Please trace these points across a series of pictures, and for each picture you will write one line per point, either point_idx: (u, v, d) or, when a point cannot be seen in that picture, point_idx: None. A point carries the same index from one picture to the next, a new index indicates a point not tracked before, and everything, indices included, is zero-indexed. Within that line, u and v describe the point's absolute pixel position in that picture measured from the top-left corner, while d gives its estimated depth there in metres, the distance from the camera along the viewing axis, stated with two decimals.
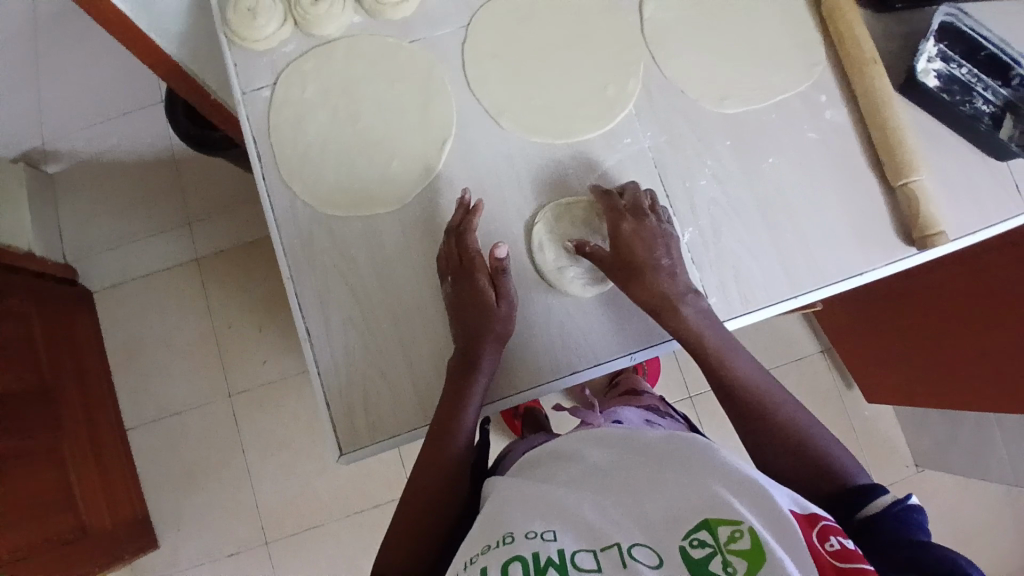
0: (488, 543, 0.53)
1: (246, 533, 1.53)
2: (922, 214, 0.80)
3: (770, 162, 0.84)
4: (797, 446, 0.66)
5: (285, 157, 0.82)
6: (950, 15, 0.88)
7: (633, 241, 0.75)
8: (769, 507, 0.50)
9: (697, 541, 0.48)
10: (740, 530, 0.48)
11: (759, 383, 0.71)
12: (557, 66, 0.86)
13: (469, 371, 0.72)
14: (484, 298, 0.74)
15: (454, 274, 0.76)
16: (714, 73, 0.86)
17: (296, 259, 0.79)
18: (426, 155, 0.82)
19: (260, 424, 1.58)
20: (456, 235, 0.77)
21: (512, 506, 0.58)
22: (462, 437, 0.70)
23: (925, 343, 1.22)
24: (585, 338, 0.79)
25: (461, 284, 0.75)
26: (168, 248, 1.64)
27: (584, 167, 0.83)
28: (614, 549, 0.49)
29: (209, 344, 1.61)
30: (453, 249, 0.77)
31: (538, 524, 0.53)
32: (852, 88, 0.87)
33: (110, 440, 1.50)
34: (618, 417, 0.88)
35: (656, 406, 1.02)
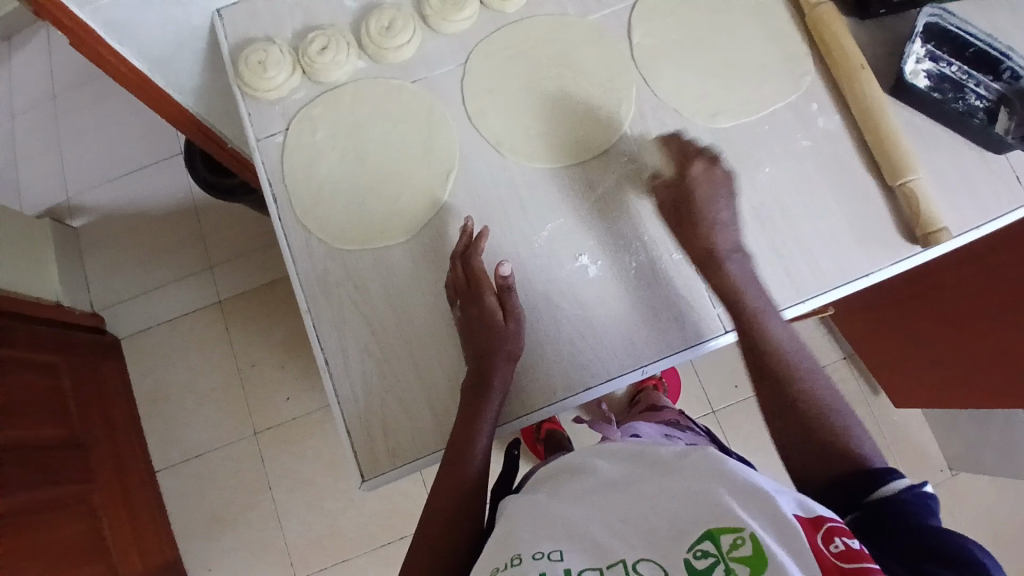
0: (496, 565, 0.54)
1: (275, 570, 1.55)
2: (923, 211, 0.81)
3: (766, 172, 0.86)
4: (824, 426, 0.67)
5: (299, 197, 0.86)
6: (933, 16, 0.90)
7: (698, 183, 0.79)
8: (772, 513, 0.51)
9: (700, 552, 0.49)
10: (742, 536, 0.48)
11: (797, 358, 0.72)
12: (553, 95, 0.89)
13: (482, 390, 0.74)
14: (492, 316, 0.77)
15: (462, 294, 0.79)
16: (704, 90, 0.89)
17: (312, 293, 0.83)
18: (431, 187, 0.85)
19: (285, 461, 1.60)
20: (462, 259, 0.80)
21: (522, 523, 0.59)
22: (478, 456, 0.72)
23: (943, 341, 1.21)
24: (596, 353, 0.80)
25: (470, 304, 0.78)
26: (190, 293, 1.69)
27: (584, 189, 0.86)
28: (619, 567, 0.51)
29: (233, 384, 1.65)
30: (460, 271, 0.80)
31: (546, 543, 0.54)
32: (843, 96, 0.89)
33: (139, 483, 1.54)
34: (636, 431, 0.89)
35: (676, 419, 1.01)
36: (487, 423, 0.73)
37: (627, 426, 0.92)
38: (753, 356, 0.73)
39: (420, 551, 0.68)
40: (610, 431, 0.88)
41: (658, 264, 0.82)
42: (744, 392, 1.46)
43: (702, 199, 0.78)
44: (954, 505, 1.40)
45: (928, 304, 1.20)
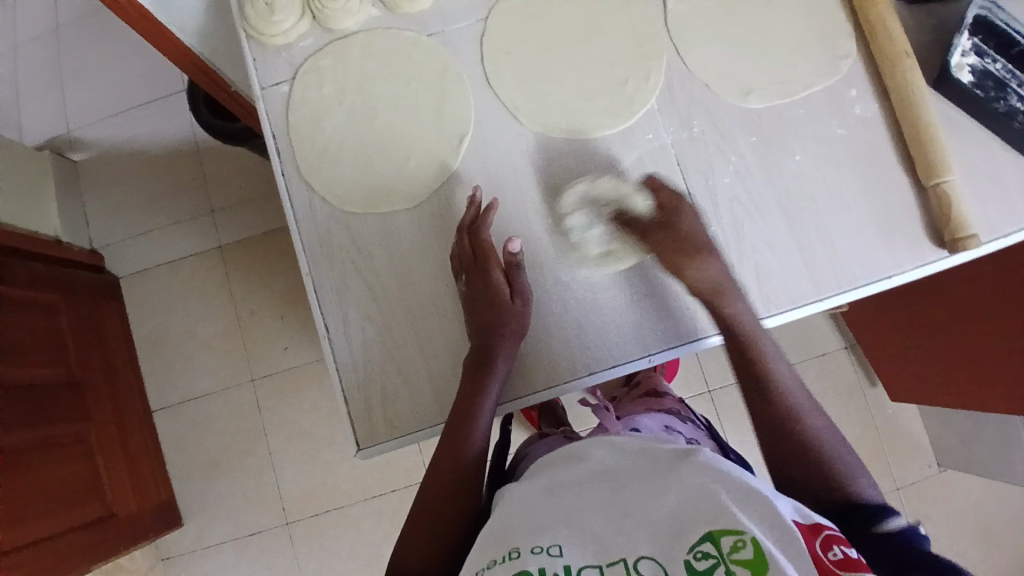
0: (493, 558, 0.53)
1: (267, 514, 1.57)
2: (954, 214, 0.77)
3: (795, 159, 0.82)
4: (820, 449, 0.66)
5: (303, 153, 0.82)
6: (983, 8, 0.85)
7: (684, 215, 0.79)
8: (772, 517, 0.50)
9: (701, 554, 0.47)
10: (744, 539, 0.47)
11: (789, 387, 0.71)
12: (576, 60, 0.84)
13: (483, 367, 0.72)
14: (497, 292, 0.74)
15: (468, 269, 0.76)
16: (737, 66, 0.84)
17: (313, 254, 0.80)
18: (443, 152, 0.82)
19: (281, 409, 1.61)
20: (470, 234, 0.77)
21: (519, 515, 0.58)
22: (478, 432, 0.71)
23: (953, 339, 1.19)
24: (603, 338, 0.78)
25: (477, 279, 0.75)
26: (190, 238, 1.66)
27: (601, 163, 0.82)
28: (620, 565, 0.49)
29: (230, 331, 1.64)
30: (467, 245, 0.77)
31: (544, 537, 0.53)
32: (882, 83, 0.84)
33: (135, 423, 1.55)
34: (636, 426, 0.87)
35: (677, 409, 1.00)
36: (488, 401, 0.72)
37: (628, 419, 0.89)
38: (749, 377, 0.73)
39: (415, 527, 0.67)
40: (610, 424, 0.85)
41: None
42: None
43: (697, 235, 0.78)
44: (940, 497, 1.42)
45: (945, 301, 1.18)
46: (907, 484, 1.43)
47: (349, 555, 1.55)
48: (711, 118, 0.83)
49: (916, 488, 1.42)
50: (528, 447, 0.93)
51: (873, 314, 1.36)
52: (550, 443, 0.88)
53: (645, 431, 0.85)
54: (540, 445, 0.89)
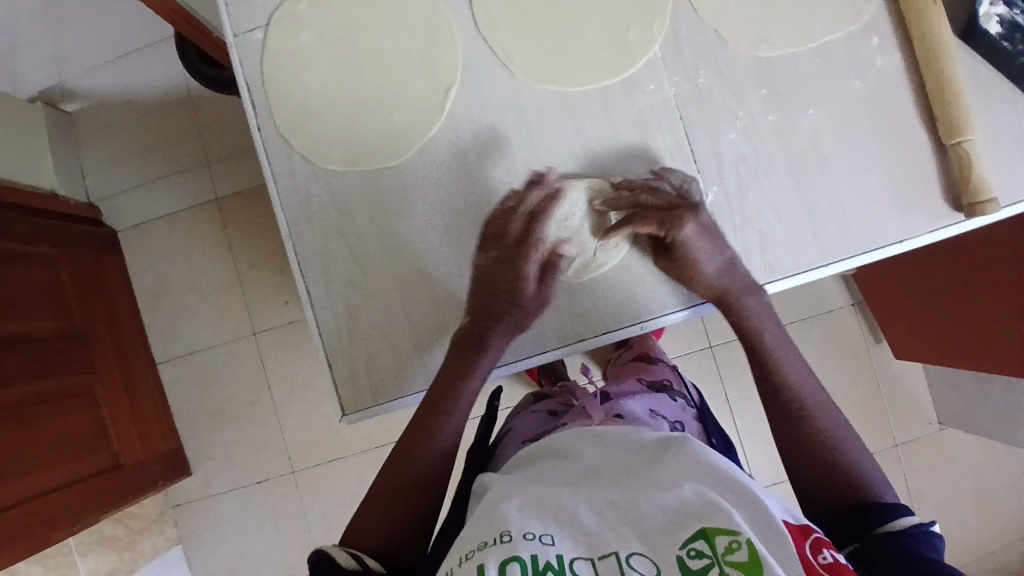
0: (483, 540, 0.51)
1: (272, 464, 1.61)
2: (974, 177, 0.72)
3: (807, 115, 0.76)
4: (801, 431, 0.66)
5: (281, 107, 0.77)
6: None
7: (693, 243, 0.71)
8: (763, 518, 0.49)
9: (694, 552, 0.46)
10: (738, 540, 0.46)
11: (804, 385, 0.69)
12: (574, 4, 0.77)
13: (480, 345, 0.71)
14: (523, 277, 0.72)
15: (497, 253, 0.72)
16: (749, 10, 0.77)
17: (294, 215, 0.77)
18: (429, 106, 0.76)
19: (283, 364, 1.62)
20: (527, 214, 0.72)
21: (504, 499, 0.57)
22: (456, 420, 0.70)
23: (966, 304, 1.15)
24: (594, 306, 0.75)
25: (506, 265, 0.72)
26: (187, 188, 1.63)
27: (599, 118, 0.76)
28: (611, 558, 0.48)
29: (231, 284, 1.63)
30: (510, 225, 0.72)
31: (536, 524, 0.51)
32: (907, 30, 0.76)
33: (140, 376, 1.56)
34: (620, 410, 0.82)
35: (667, 381, 0.98)
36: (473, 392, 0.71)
37: (612, 403, 0.86)
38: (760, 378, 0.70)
39: (382, 496, 0.66)
40: (592, 410, 0.81)
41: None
42: None
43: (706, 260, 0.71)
44: (940, 458, 1.41)
45: (961, 266, 1.13)
46: (908, 445, 1.42)
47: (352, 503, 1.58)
48: (720, 69, 0.76)
49: (917, 448, 1.41)
50: (514, 420, 0.93)
51: (882, 277, 1.31)
52: (534, 421, 0.88)
53: (628, 416, 0.81)
54: (524, 421, 0.89)
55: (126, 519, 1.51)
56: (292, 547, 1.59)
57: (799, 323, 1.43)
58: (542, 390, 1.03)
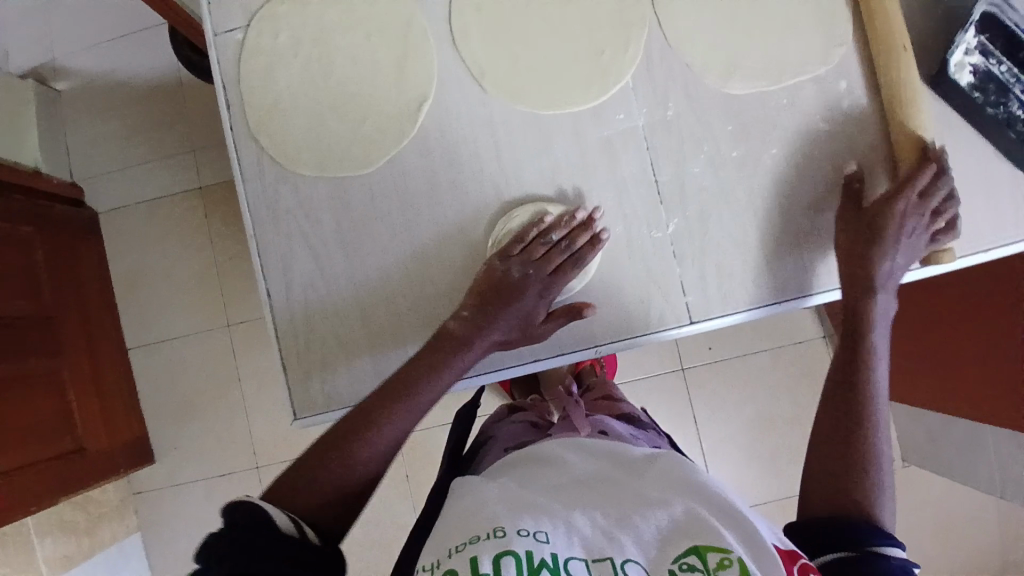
0: (476, 533, 0.52)
1: (238, 457, 1.60)
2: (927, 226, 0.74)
3: (771, 152, 0.77)
4: (855, 420, 0.65)
5: (254, 108, 0.77)
6: (994, 5, 0.78)
7: (888, 217, 0.71)
8: (752, 536, 0.50)
9: (686, 566, 0.48)
10: (730, 557, 0.47)
11: (880, 393, 0.67)
12: (550, 26, 0.78)
13: (459, 349, 0.71)
14: (521, 300, 0.72)
15: (527, 273, 0.72)
16: (722, 45, 0.78)
17: (259, 216, 0.77)
18: (402, 117, 0.77)
19: (254, 356, 1.61)
20: (569, 254, 0.74)
21: (494, 498, 0.58)
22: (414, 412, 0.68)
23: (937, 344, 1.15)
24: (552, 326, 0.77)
25: (525, 285, 0.72)
26: (170, 175, 1.62)
27: (569, 140, 0.77)
28: (606, 563, 0.49)
29: (208, 274, 1.62)
30: (550, 254, 0.73)
31: (529, 521, 0.53)
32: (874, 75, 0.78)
33: (111, 361, 1.55)
34: (605, 427, 0.83)
35: (638, 414, 0.98)
36: (433, 392, 0.69)
37: (598, 419, 0.87)
38: (841, 371, 0.69)
39: (327, 476, 0.63)
40: (578, 423, 0.82)
41: (632, 242, 0.77)
42: (716, 353, 1.45)
43: (886, 236, 0.71)
44: (901, 492, 1.43)
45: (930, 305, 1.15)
46: None
47: None
48: (690, 101, 0.77)
49: None
50: (493, 429, 0.93)
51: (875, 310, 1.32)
52: (517, 429, 0.88)
53: (614, 433, 0.82)
54: (506, 429, 0.89)
55: (86, 505, 1.50)
56: None
57: (770, 350, 1.45)
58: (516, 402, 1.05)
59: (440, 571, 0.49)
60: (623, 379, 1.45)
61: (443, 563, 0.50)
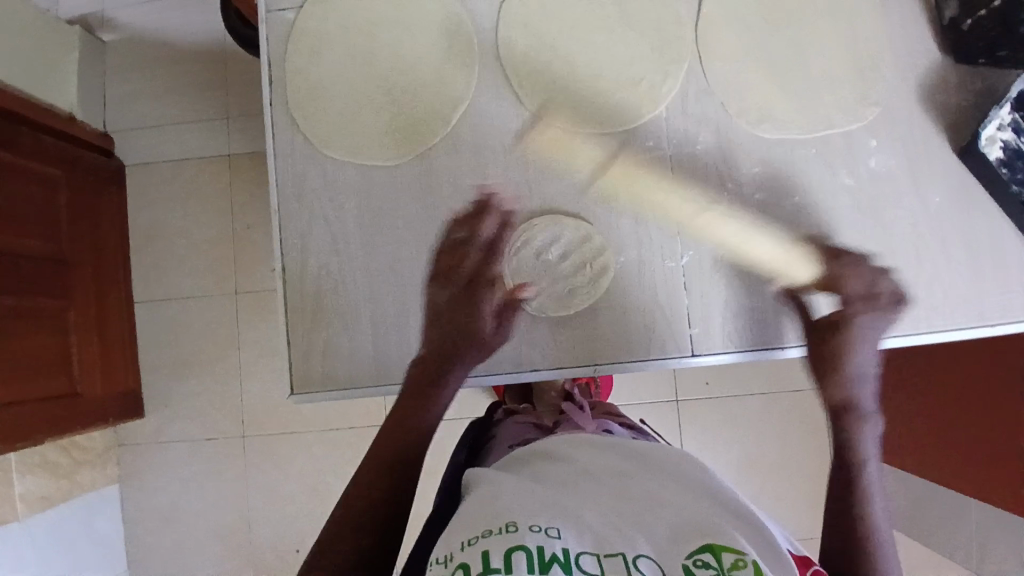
0: (487, 528, 0.52)
1: (228, 423, 1.62)
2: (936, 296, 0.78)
3: (793, 200, 0.78)
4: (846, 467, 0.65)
5: (295, 88, 0.79)
6: None
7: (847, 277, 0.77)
8: (771, 547, 0.54)
9: (700, 562, 0.48)
10: (745, 559, 0.47)
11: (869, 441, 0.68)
12: (594, 48, 0.79)
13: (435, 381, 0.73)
14: (464, 307, 0.76)
15: (464, 295, 0.77)
16: (759, 88, 0.79)
17: (285, 192, 0.78)
18: (437, 114, 0.79)
19: (256, 327, 1.62)
20: (483, 250, 0.77)
21: (508, 494, 0.58)
22: (425, 419, 0.69)
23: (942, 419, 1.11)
24: (557, 338, 0.78)
25: (465, 307, 0.76)
26: (201, 139, 1.65)
27: (597, 161, 0.78)
28: (617, 558, 0.49)
29: (224, 240, 1.64)
30: (483, 274, 0.77)
31: (541, 518, 0.53)
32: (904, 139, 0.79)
33: (116, 310, 1.57)
34: (609, 427, 0.87)
35: (636, 425, 1.01)
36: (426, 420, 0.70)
37: (602, 421, 0.90)
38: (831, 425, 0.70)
39: (354, 513, 0.60)
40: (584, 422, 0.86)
41: (643, 268, 0.78)
42: (713, 390, 1.46)
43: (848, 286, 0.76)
44: None
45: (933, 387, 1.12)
46: None
47: (298, 477, 1.59)
48: (720, 138, 0.79)
49: None
50: (495, 428, 0.95)
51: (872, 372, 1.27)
52: (518, 429, 0.90)
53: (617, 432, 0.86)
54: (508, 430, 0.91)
55: (71, 448, 1.51)
56: (230, 507, 1.60)
57: (766, 394, 1.45)
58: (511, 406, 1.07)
59: (453, 564, 0.49)
60: (616, 401, 1.46)
61: (455, 557, 0.50)
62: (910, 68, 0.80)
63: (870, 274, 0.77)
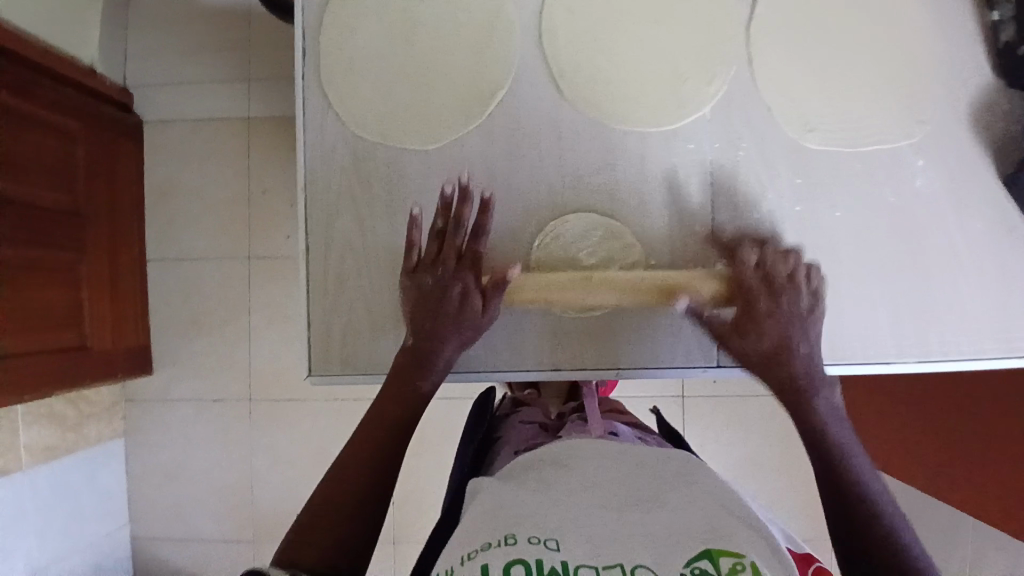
0: (485, 541, 0.54)
1: (234, 385, 1.62)
2: (970, 326, 0.76)
3: (834, 215, 0.76)
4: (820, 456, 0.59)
5: (329, 63, 0.77)
6: None
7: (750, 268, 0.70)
8: (770, 550, 0.54)
9: (698, 571, 0.49)
10: (742, 563, 0.50)
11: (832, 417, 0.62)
12: (638, 41, 0.76)
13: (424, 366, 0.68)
14: (443, 291, 0.69)
15: (442, 279, 0.69)
16: (808, 96, 0.76)
17: (312, 171, 0.77)
18: (472, 101, 0.76)
19: (267, 293, 1.62)
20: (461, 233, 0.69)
21: (508, 502, 0.59)
22: (423, 389, 0.67)
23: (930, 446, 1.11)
24: (574, 336, 0.78)
25: (444, 288, 0.69)
26: (221, 99, 1.62)
27: (633, 158, 0.76)
28: (615, 570, 0.50)
29: (239, 203, 1.62)
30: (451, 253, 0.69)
31: (539, 528, 0.55)
32: (951, 160, 0.77)
33: (129, 268, 1.57)
34: (615, 429, 0.81)
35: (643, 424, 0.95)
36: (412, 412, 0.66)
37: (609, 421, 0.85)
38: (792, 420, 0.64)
39: (348, 529, 0.56)
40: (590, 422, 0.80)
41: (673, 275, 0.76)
42: (721, 389, 1.45)
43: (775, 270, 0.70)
44: None
45: (912, 402, 1.13)
46: None
47: (300, 444, 1.61)
48: (762, 145, 0.76)
49: None
50: (500, 430, 0.91)
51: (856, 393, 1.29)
52: (525, 431, 0.86)
53: (624, 435, 0.80)
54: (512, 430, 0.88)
55: (78, 402, 1.52)
56: (231, 468, 1.62)
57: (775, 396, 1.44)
58: (518, 398, 1.04)
59: None
60: (622, 394, 1.45)
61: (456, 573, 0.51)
62: (965, 85, 0.77)
63: (781, 256, 0.70)
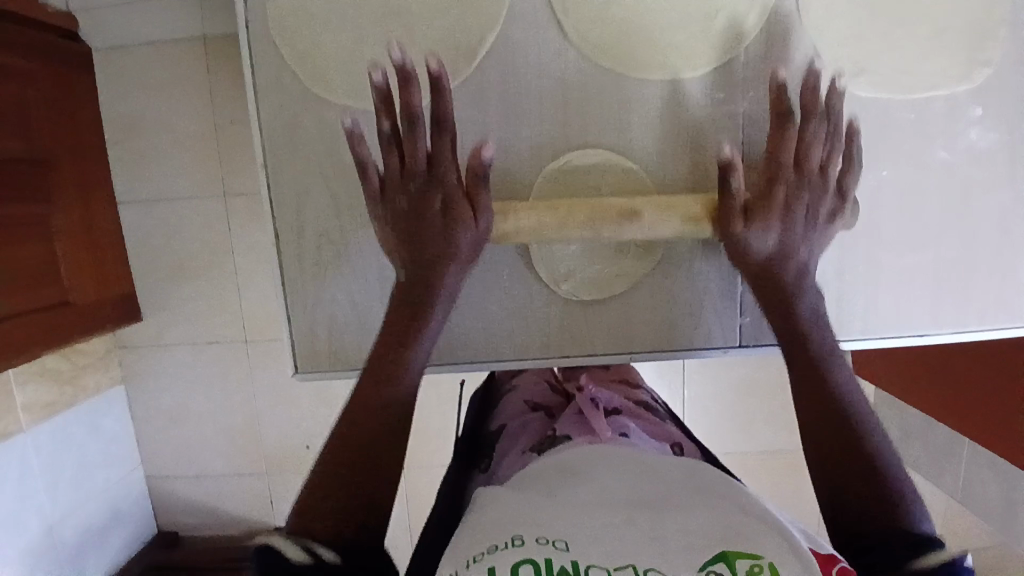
0: (492, 542, 0.51)
1: (227, 328, 1.57)
2: (1005, 296, 0.75)
3: (880, 176, 0.72)
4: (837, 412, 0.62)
5: (278, 5, 0.67)
6: None
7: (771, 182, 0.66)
8: (786, 542, 0.48)
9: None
10: (760, 565, 0.47)
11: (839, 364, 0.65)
12: None
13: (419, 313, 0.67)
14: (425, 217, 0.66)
15: (421, 185, 0.65)
16: (857, 36, 0.68)
17: (273, 143, 0.70)
18: (456, 47, 0.68)
19: (250, 236, 1.53)
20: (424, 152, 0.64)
21: (511, 504, 0.56)
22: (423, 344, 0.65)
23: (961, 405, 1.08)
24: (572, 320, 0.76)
25: (424, 195, 0.65)
26: (173, 15, 1.42)
27: (637, 106, 0.70)
28: (628, 571, 0.47)
29: (209, 135, 1.48)
30: (421, 155, 0.64)
31: (549, 527, 0.52)
32: (1007, 105, 0.71)
33: (101, 212, 1.46)
34: (625, 429, 0.80)
35: (650, 404, 0.94)
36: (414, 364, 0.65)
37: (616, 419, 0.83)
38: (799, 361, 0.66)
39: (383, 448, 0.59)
40: (597, 422, 0.78)
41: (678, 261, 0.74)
42: None
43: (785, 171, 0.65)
44: None
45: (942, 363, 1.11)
46: None
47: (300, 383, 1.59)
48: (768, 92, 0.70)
49: None
50: (504, 418, 0.90)
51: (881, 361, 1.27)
52: (529, 426, 0.85)
53: (633, 436, 0.78)
54: (516, 420, 0.87)
55: (70, 355, 1.48)
56: (233, 409, 1.61)
57: None
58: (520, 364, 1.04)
59: None
60: None
61: None
62: None
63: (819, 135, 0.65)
